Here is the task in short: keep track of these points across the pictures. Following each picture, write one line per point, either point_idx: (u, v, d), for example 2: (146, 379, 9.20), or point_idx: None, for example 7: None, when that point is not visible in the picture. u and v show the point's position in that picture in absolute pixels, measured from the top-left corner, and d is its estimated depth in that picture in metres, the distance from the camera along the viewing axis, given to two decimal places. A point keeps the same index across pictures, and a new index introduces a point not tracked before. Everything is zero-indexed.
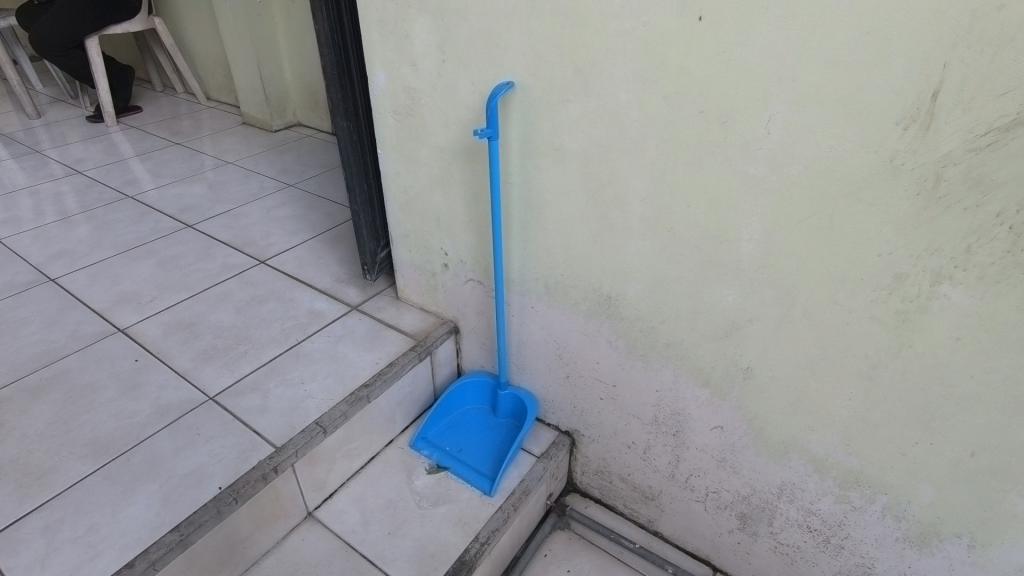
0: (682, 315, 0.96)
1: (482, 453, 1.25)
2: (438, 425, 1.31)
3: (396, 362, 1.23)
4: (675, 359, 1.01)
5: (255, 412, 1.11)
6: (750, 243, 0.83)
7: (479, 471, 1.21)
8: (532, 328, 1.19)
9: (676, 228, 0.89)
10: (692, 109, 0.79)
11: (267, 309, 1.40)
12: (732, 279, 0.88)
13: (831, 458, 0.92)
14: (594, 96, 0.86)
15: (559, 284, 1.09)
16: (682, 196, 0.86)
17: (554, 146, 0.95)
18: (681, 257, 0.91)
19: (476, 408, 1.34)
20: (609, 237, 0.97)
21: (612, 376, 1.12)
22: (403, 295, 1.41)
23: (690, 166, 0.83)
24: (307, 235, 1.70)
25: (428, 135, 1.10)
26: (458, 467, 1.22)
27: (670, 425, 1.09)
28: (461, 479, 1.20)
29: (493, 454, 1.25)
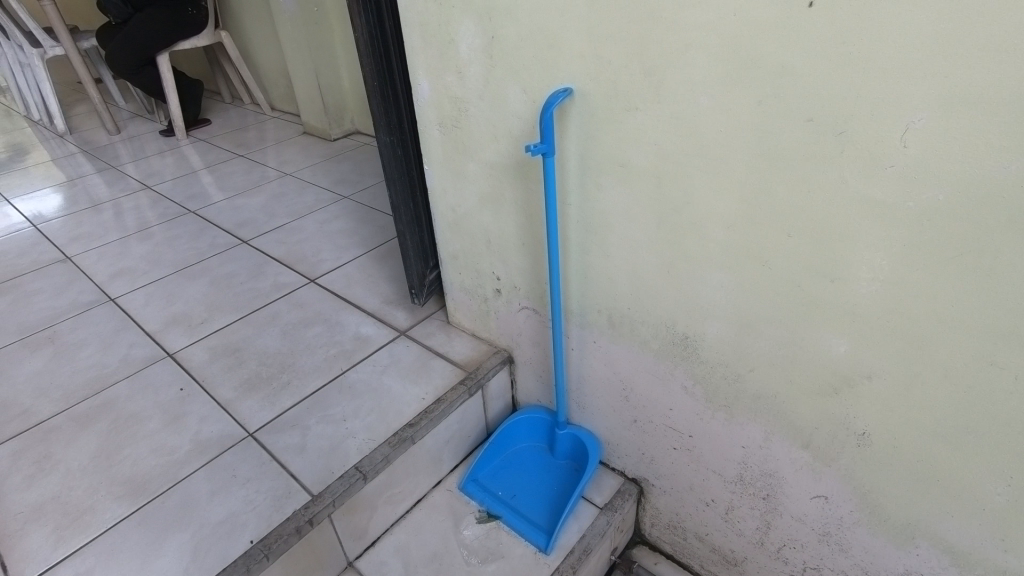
0: (776, 363, 0.79)
1: (537, 500, 1.13)
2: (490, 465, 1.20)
3: (444, 398, 1.13)
4: (765, 413, 0.84)
5: (293, 452, 1.04)
6: (871, 285, 0.65)
7: (533, 523, 1.09)
8: (593, 365, 1.05)
9: (770, 261, 0.72)
10: (798, 117, 0.62)
11: (313, 333, 1.33)
12: (844, 326, 0.70)
13: (975, 551, 0.73)
14: (667, 103, 0.71)
15: (625, 318, 0.94)
16: (780, 223, 0.69)
17: (618, 163, 0.80)
18: (776, 297, 0.74)
19: (530, 447, 1.22)
20: (686, 269, 0.81)
21: (687, 425, 0.97)
22: (454, 320, 1.30)
23: (791, 188, 0.66)
24: (358, 251, 1.63)
25: (476, 150, 0.99)
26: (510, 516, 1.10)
27: (760, 486, 0.92)
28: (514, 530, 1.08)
29: (549, 502, 1.12)
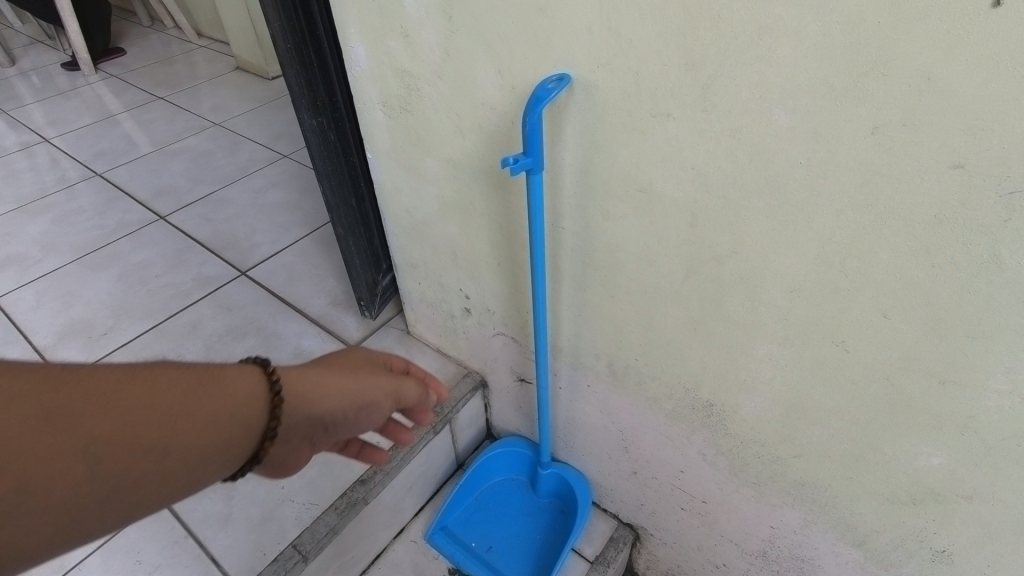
0: (834, 457, 0.60)
1: (519, 553, 0.96)
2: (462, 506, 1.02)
3: (403, 443, 0.92)
4: (807, 502, 0.67)
5: (214, 525, 0.84)
6: (1004, 399, 0.45)
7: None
8: (585, 408, 0.86)
9: (850, 344, 0.51)
10: (939, 160, 0.39)
11: (244, 348, 1.10)
12: (948, 438, 0.50)
13: None
14: (720, 113, 0.47)
15: (631, 369, 0.74)
16: (876, 300, 0.47)
17: (635, 186, 0.56)
18: (851, 386, 0.53)
19: (508, 480, 1.04)
20: (722, 331, 0.60)
21: (702, 491, 0.79)
22: (416, 331, 1.08)
23: (905, 258, 0.44)
24: (300, 232, 1.36)
25: (435, 144, 0.72)
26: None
27: (787, 566, 0.76)
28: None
29: (532, 555, 0.96)
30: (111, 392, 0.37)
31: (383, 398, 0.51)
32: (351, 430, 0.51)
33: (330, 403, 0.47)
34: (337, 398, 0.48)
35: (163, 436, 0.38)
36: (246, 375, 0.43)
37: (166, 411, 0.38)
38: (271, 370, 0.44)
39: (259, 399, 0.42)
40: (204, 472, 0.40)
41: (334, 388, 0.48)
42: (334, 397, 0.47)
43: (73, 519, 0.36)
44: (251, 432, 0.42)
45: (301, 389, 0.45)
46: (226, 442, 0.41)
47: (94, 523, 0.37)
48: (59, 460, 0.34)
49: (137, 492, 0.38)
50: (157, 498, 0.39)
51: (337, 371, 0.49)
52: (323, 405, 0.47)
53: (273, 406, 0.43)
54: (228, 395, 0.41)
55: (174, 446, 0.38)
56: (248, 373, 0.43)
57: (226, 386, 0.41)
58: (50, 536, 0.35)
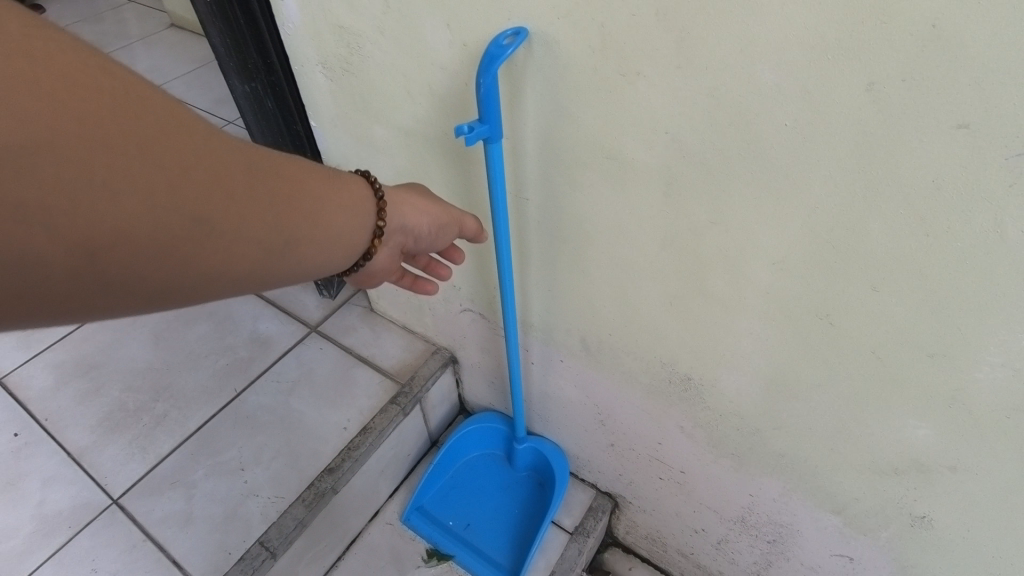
0: (816, 430, 0.58)
1: (497, 528, 0.95)
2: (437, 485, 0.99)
3: (371, 427, 0.88)
4: (787, 472, 0.65)
5: (174, 526, 0.79)
6: (997, 372, 0.43)
7: (494, 561, 0.91)
8: (560, 383, 0.83)
9: (836, 318, 0.48)
10: (941, 119, 0.35)
11: (196, 334, 1.03)
12: (935, 411, 0.48)
13: None
14: (697, 71, 0.41)
15: (605, 345, 0.70)
16: (865, 272, 0.44)
17: (604, 153, 0.51)
18: (836, 361, 0.51)
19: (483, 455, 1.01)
20: (701, 306, 0.56)
21: (681, 462, 0.77)
22: (379, 308, 1.02)
23: (899, 228, 0.40)
24: None
25: (383, 109, 0.65)
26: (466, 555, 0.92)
27: (766, 531, 0.76)
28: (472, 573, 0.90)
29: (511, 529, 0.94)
30: (261, 161, 0.39)
31: (452, 223, 0.56)
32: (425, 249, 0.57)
33: (413, 223, 0.52)
34: (424, 213, 0.52)
35: (302, 210, 0.41)
36: (350, 182, 0.46)
37: (294, 190, 0.40)
38: (373, 181, 0.49)
39: (367, 198, 0.47)
40: (318, 250, 0.43)
41: (417, 209, 0.52)
42: (421, 216, 0.53)
43: (218, 270, 0.37)
44: (364, 228, 0.47)
45: (394, 203, 0.50)
46: (356, 226, 0.46)
47: (226, 282, 0.38)
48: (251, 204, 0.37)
49: (266, 260, 0.39)
50: (279, 273, 0.41)
51: (416, 194, 0.53)
52: (412, 221, 0.51)
53: (378, 209, 0.48)
54: (345, 190, 0.45)
55: (313, 221, 0.42)
56: (353, 179, 0.47)
57: (337, 183, 0.45)
58: (235, 275, 0.38)
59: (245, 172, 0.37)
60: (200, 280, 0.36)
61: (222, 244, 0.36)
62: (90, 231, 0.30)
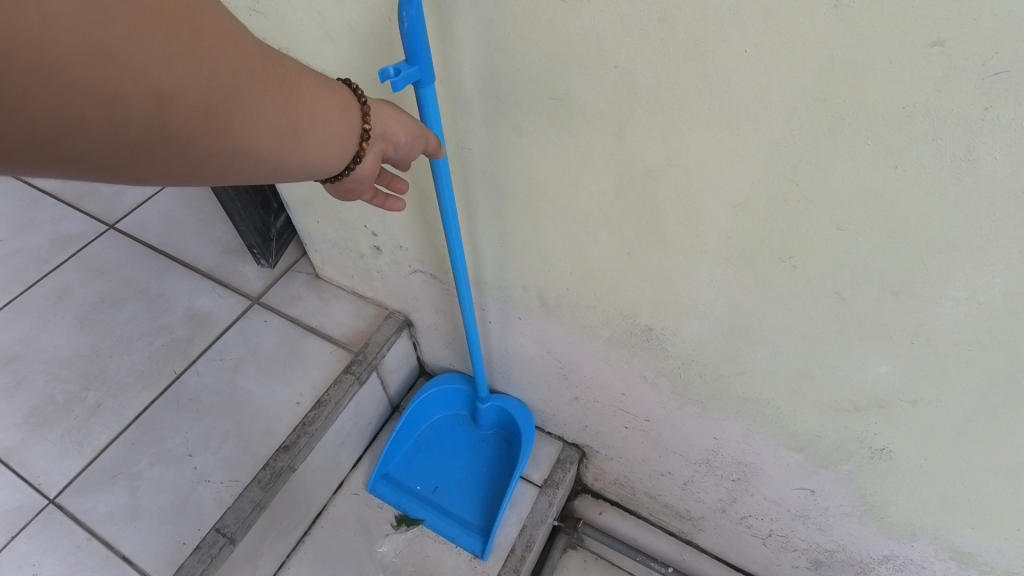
0: (779, 373, 0.57)
1: (466, 488, 0.93)
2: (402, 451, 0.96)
3: (326, 400, 0.84)
4: (750, 414, 0.65)
5: (121, 521, 0.74)
6: (961, 307, 0.41)
7: (465, 521, 0.90)
8: (519, 341, 0.80)
9: (798, 260, 0.46)
10: (913, 38, 0.31)
11: (126, 316, 0.95)
12: (897, 348, 0.47)
13: (987, 556, 0.62)
14: None
15: (563, 299, 0.67)
16: (829, 211, 0.41)
17: (548, 93, 0.46)
18: (799, 304, 0.49)
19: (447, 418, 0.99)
20: (660, 256, 0.53)
21: (645, 410, 0.76)
22: (325, 274, 0.96)
23: (866, 161, 0.37)
24: None
25: (300, 54, 0.58)
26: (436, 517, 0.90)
27: (730, 471, 0.77)
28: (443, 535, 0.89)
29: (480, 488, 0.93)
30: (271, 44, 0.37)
31: (437, 140, 0.49)
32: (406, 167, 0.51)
33: (399, 137, 0.45)
34: (412, 125, 0.46)
35: (309, 102, 0.38)
36: (334, 83, 0.41)
37: (309, 84, 0.38)
38: (354, 87, 0.42)
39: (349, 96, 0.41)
40: (326, 149, 0.40)
41: (403, 121, 0.45)
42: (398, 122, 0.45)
43: (235, 152, 0.35)
44: (351, 138, 0.41)
45: (376, 113, 0.43)
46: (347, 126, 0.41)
47: (235, 167, 0.36)
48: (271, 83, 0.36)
49: (278, 149, 0.37)
50: (284, 169, 0.39)
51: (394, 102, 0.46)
52: (400, 135, 0.45)
53: (363, 117, 0.42)
54: (337, 92, 0.40)
55: (317, 119, 0.39)
56: (332, 82, 0.41)
57: (329, 83, 0.40)
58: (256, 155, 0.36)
59: (267, 57, 0.36)
60: (216, 158, 0.35)
61: (241, 124, 0.34)
62: (131, 82, 0.29)
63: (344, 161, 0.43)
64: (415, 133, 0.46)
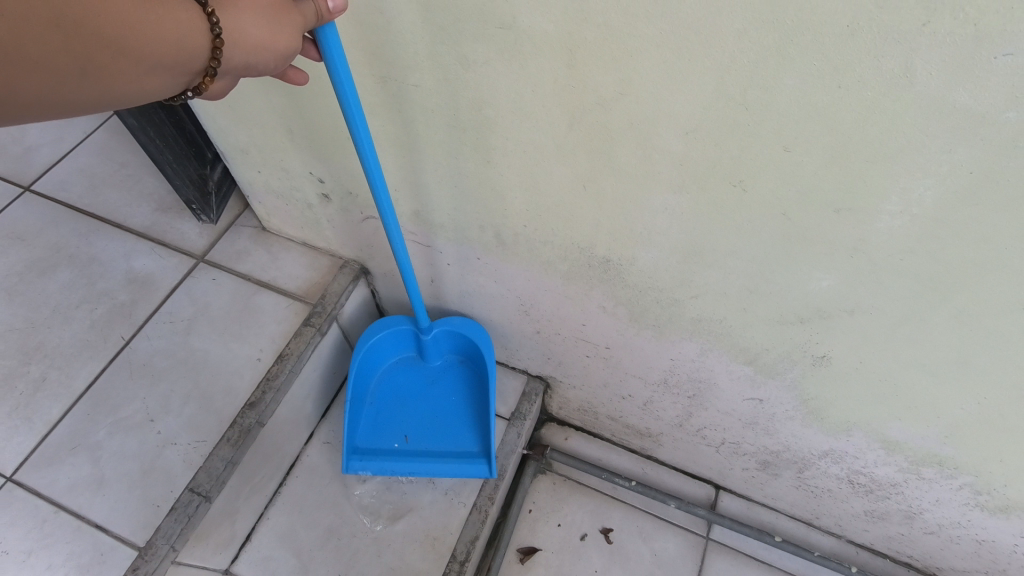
0: (729, 293, 0.60)
1: (447, 423, 0.92)
2: (361, 419, 0.92)
3: (288, 354, 0.83)
4: (704, 334, 0.68)
5: (87, 491, 0.73)
6: (897, 220, 0.44)
7: (459, 453, 0.90)
8: (479, 280, 0.80)
9: (747, 183, 0.47)
10: None
11: (58, 284, 0.89)
12: (837, 262, 0.50)
13: (912, 441, 0.69)
14: None
15: (521, 236, 0.67)
16: (776, 132, 0.42)
17: (495, 22, 0.44)
18: (749, 226, 0.51)
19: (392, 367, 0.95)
20: (615, 186, 0.54)
21: (605, 339, 0.79)
22: (271, 227, 0.93)
23: (814, 81, 0.38)
24: (88, 124, 1.07)
25: None
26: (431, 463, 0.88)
27: (686, 388, 0.81)
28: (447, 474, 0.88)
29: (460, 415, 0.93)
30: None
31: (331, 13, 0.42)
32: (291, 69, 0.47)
33: (269, 58, 0.40)
34: (288, 41, 0.40)
35: (123, 42, 0.34)
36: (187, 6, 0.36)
37: (116, 16, 0.34)
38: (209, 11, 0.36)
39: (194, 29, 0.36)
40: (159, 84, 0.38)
41: (278, 36, 0.40)
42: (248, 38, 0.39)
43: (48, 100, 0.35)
44: (189, 71, 0.38)
45: (237, 37, 0.38)
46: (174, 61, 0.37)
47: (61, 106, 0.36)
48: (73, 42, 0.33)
49: (97, 92, 0.36)
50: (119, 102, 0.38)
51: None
52: (269, 57, 0.40)
53: (212, 49, 0.37)
54: (174, 23, 0.36)
55: (136, 59, 0.35)
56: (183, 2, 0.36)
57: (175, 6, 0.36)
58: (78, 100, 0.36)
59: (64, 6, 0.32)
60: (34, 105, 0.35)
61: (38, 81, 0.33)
62: None
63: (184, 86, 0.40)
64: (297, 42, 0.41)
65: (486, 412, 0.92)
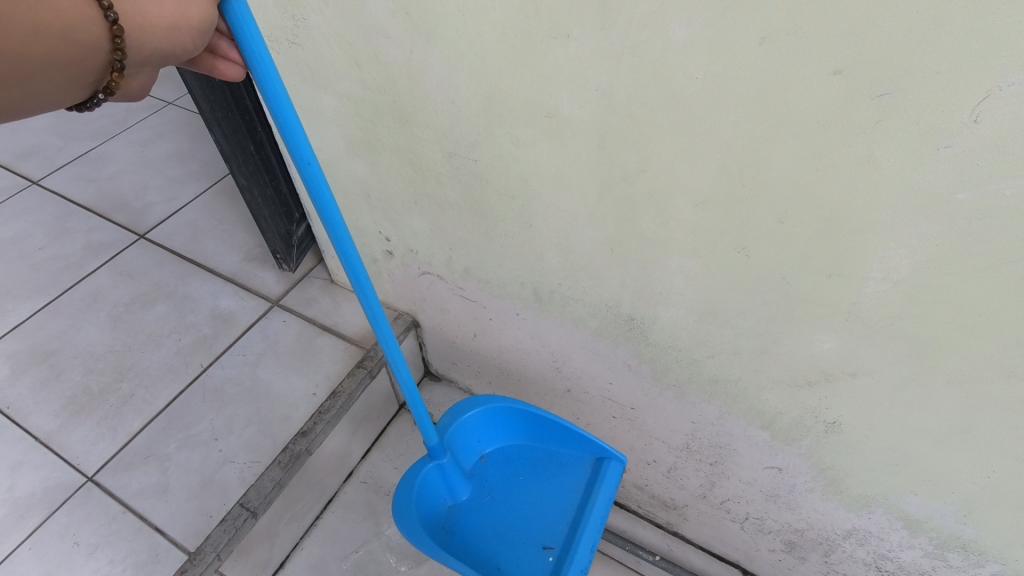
0: (742, 353, 0.66)
1: (554, 492, 0.86)
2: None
3: (340, 391, 0.91)
4: (722, 395, 0.73)
5: (152, 497, 0.81)
6: (882, 286, 0.50)
7: (590, 490, 0.83)
8: (517, 335, 0.88)
9: (750, 250, 0.55)
10: (821, 66, 0.41)
11: (154, 315, 1.03)
12: (835, 325, 0.56)
13: (933, 521, 0.69)
14: (619, 31, 0.46)
15: (556, 293, 0.76)
16: (770, 205, 0.50)
17: (541, 110, 0.56)
18: (754, 287, 0.58)
19: (456, 524, 0.86)
20: (637, 248, 0.62)
21: (630, 399, 0.85)
22: (338, 279, 1.05)
23: (799, 163, 0.46)
24: (198, 186, 1.26)
25: (330, 77, 0.68)
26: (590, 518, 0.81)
27: (708, 454, 0.84)
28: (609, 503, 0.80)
29: (550, 472, 0.88)
30: None
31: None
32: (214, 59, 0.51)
33: (186, 38, 0.43)
34: (201, 14, 0.42)
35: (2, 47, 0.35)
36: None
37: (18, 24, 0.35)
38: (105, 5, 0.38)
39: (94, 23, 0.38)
40: (53, 84, 0.39)
41: (187, 11, 0.42)
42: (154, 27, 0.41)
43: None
44: (94, 67, 0.40)
45: (141, 21, 0.40)
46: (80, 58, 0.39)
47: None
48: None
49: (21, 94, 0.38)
50: (15, 106, 0.39)
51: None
52: (185, 37, 0.42)
53: (113, 39, 0.39)
54: (57, 17, 0.37)
55: (25, 63, 0.37)
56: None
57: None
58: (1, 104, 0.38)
59: None
60: None
61: None
62: None
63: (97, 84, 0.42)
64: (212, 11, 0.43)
65: (556, 446, 0.89)
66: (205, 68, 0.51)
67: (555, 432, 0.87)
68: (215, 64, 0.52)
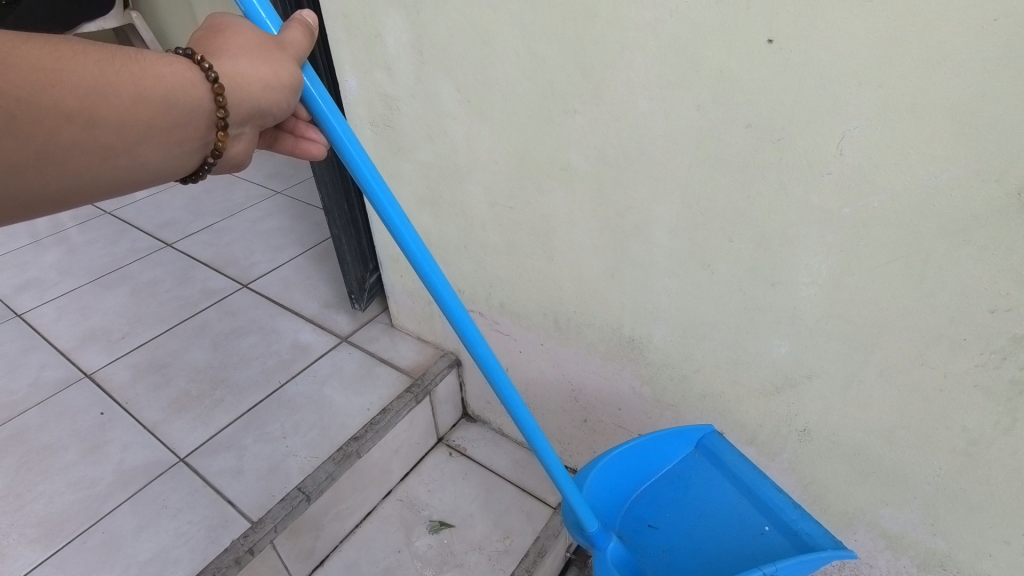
0: (720, 365, 0.79)
1: (700, 494, 0.83)
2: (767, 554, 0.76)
3: (390, 408, 1.08)
4: (711, 411, 0.85)
5: (228, 476, 0.98)
6: (811, 289, 0.65)
7: (723, 464, 0.83)
8: (541, 365, 1.04)
9: (713, 267, 0.72)
10: (737, 122, 0.61)
11: (247, 343, 1.26)
12: (785, 330, 0.70)
13: (909, 536, 0.75)
14: (607, 104, 0.68)
15: (572, 320, 0.93)
16: (721, 228, 0.68)
17: (558, 164, 0.77)
18: (719, 299, 0.74)
19: None
20: (632, 273, 0.80)
21: (637, 424, 0.96)
22: (397, 322, 1.26)
23: (735, 192, 0.65)
24: (294, 251, 1.55)
25: (410, 148, 0.94)
26: (745, 472, 0.83)
27: None
28: (741, 456, 0.83)
29: (678, 487, 0.85)
30: (92, 80, 0.44)
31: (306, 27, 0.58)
32: (293, 140, 0.73)
33: (276, 96, 0.53)
34: (290, 75, 0.54)
35: (122, 109, 0.45)
36: (175, 64, 0.48)
37: (132, 93, 0.45)
38: (206, 68, 0.49)
39: (192, 85, 0.48)
40: (160, 148, 0.49)
41: (279, 74, 0.53)
42: (247, 90, 0.51)
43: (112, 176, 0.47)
44: (200, 125, 0.50)
45: (239, 82, 0.50)
46: (184, 118, 0.49)
47: (122, 180, 0.49)
48: (112, 119, 0.45)
49: (146, 157, 0.48)
50: (136, 176, 0.49)
51: (261, 39, 0.53)
52: (276, 94, 0.53)
53: (214, 98, 0.50)
54: (160, 83, 0.47)
55: (143, 126, 0.47)
56: (171, 62, 0.48)
57: (164, 67, 0.47)
58: (134, 172, 0.49)
59: (89, 91, 0.43)
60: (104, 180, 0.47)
61: (103, 157, 0.46)
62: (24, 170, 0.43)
63: (207, 146, 0.53)
64: (297, 73, 0.55)
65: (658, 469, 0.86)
66: (289, 147, 0.73)
67: (648, 455, 0.84)
68: (296, 143, 0.73)
